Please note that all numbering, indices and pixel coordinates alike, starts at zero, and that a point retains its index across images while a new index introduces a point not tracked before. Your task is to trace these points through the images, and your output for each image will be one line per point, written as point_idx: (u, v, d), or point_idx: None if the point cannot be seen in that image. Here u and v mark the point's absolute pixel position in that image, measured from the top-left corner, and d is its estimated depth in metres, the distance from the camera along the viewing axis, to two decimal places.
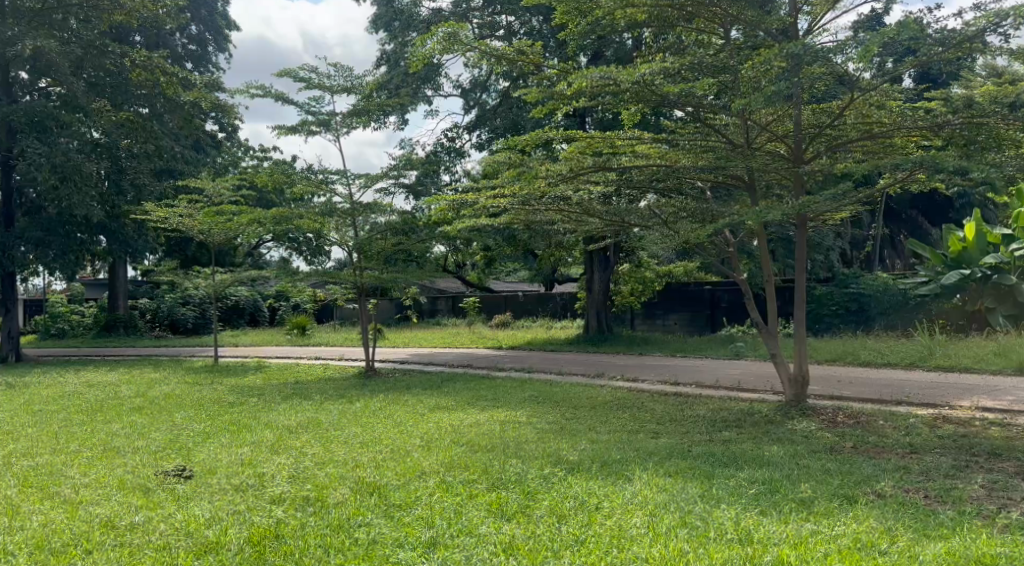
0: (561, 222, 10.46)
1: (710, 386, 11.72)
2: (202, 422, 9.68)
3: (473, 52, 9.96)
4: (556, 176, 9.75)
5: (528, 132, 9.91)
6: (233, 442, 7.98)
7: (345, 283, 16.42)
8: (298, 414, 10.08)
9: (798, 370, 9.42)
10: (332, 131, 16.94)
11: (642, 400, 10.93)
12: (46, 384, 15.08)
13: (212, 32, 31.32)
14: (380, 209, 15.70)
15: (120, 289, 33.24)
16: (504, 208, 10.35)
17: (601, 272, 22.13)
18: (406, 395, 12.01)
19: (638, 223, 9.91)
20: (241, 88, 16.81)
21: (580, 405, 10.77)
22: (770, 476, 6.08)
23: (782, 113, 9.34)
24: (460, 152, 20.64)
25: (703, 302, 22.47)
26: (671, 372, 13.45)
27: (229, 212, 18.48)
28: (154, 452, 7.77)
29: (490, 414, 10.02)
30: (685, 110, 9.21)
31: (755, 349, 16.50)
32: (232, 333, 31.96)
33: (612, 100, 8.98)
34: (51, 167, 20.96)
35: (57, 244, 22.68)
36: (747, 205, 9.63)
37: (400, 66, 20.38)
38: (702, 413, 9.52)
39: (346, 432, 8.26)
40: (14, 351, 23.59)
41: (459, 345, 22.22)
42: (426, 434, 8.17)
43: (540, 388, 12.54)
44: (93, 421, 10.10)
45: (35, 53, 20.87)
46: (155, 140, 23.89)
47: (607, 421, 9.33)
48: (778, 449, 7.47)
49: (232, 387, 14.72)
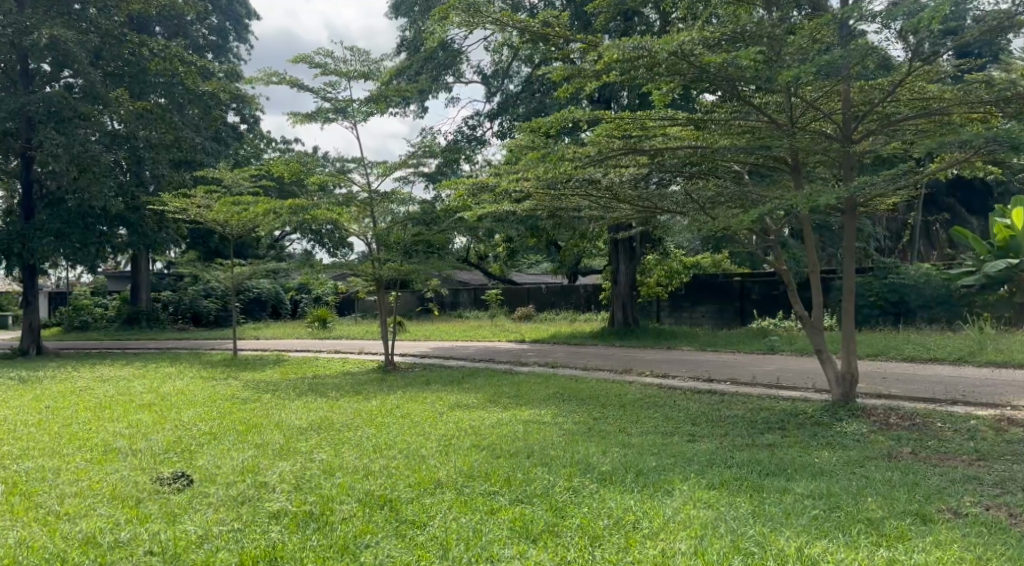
0: (588, 209, 9.85)
1: (745, 383, 11.05)
2: (209, 422, 9.16)
3: (493, 26, 9.26)
4: (584, 159, 9.14)
5: (553, 112, 9.25)
6: (238, 445, 7.45)
7: (364, 274, 15.90)
8: (312, 412, 9.56)
9: (846, 367, 8.73)
10: (349, 119, 16.41)
11: (674, 398, 10.27)
12: (58, 379, 14.66)
13: (231, 22, 30.94)
14: (399, 198, 15.16)
15: (142, 281, 33.02)
16: (528, 194, 9.76)
17: (627, 262, 21.11)
18: (425, 392, 11.43)
19: (671, 209, 9.25)
20: (257, 76, 16.35)
21: (608, 403, 10.14)
22: (829, 490, 5.43)
23: (830, 89, 8.62)
24: (482, 140, 20.04)
25: (732, 294, 21.69)
26: (704, 368, 12.77)
27: (246, 202, 18.03)
28: (153, 456, 7.27)
29: (512, 413, 9.43)
30: (725, 85, 8.52)
31: (792, 343, 15.76)
32: (254, 326, 31.67)
33: (646, 74, 8.30)
34: (70, 158, 20.63)
35: (76, 236, 21.98)
36: (790, 189, 8.94)
37: (421, 52, 19.78)
38: (741, 414, 8.87)
39: (358, 435, 7.71)
40: (35, 345, 23.16)
41: (480, 339, 21.66)
42: (444, 436, 7.61)
43: (565, 384, 11.91)
44: (99, 420, 9.62)
45: (52, 43, 20.53)
46: (174, 131, 23.52)
47: (638, 422, 8.69)
48: (831, 456, 6.80)
49: (248, 382, 14.22)
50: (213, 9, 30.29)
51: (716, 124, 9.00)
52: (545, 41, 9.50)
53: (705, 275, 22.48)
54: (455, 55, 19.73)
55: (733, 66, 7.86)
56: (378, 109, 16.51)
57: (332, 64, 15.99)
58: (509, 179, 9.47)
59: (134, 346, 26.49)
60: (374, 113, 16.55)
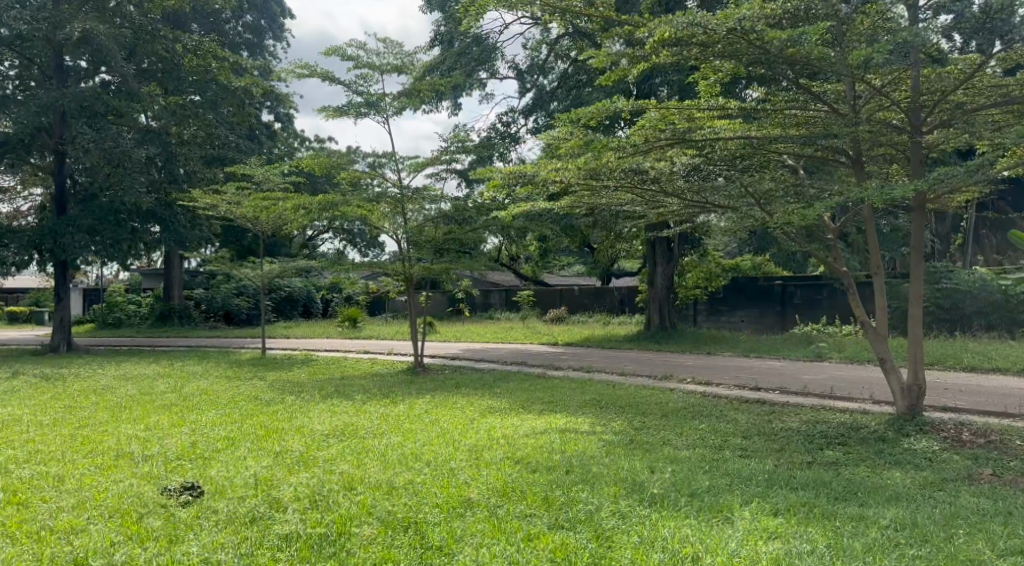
0: (631, 205, 9.23)
1: (795, 393, 10.37)
2: (229, 425, 8.71)
3: (532, 5, 8.71)
4: (629, 150, 8.53)
5: (595, 100, 8.67)
6: (254, 453, 6.98)
7: (394, 273, 15.44)
8: (336, 417, 9.07)
9: (912, 378, 8.04)
10: (382, 114, 15.94)
11: (721, 407, 9.63)
12: (84, 376, 14.39)
13: (266, 20, 30.37)
14: (430, 196, 14.65)
15: (175, 279, 32.98)
16: (567, 189, 9.16)
17: (665, 264, 20.39)
18: (454, 396, 10.91)
19: (723, 204, 8.60)
20: (287, 68, 15.98)
21: (649, 412, 9.54)
22: (914, 519, 4.78)
23: (899, 75, 7.93)
24: (515, 138, 19.48)
25: (772, 298, 20.90)
26: (750, 375, 12.07)
27: (276, 199, 17.66)
28: (166, 463, 6.83)
29: (547, 420, 8.86)
30: (783, 68, 7.88)
31: (841, 350, 14.99)
32: (285, 325, 31.46)
33: (700, 53, 7.67)
34: (101, 154, 20.44)
35: (109, 233, 21.70)
36: (852, 184, 8.26)
37: (455, 47, 19.28)
38: (797, 427, 8.21)
39: (383, 443, 7.20)
40: (67, 341, 23.02)
41: (512, 341, 21.12)
42: (474, 446, 7.05)
43: (602, 390, 11.31)
44: (117, 421, 9.23)
45: (86, 37, 20.36)
46: (207, 128, 23.30)
47: (684, 433, 8.07)
48: (902, 477, 6.15)
49: (275, 382, 13.80)
50: (249, 8, 29.73)
51: (771, 113, 8.37)
52: (589, 22, 8.91)
53: (745, 278, 21.68)
54: (492, 50, 19.14)
55: (796, 48, 7.22)
56: (410, 104, 16.01)
57: (365, 57, 15.53)
58: (547, 171, 8.88)
59: (164, 344, 26.41)
60: (406, 108, 16.05)
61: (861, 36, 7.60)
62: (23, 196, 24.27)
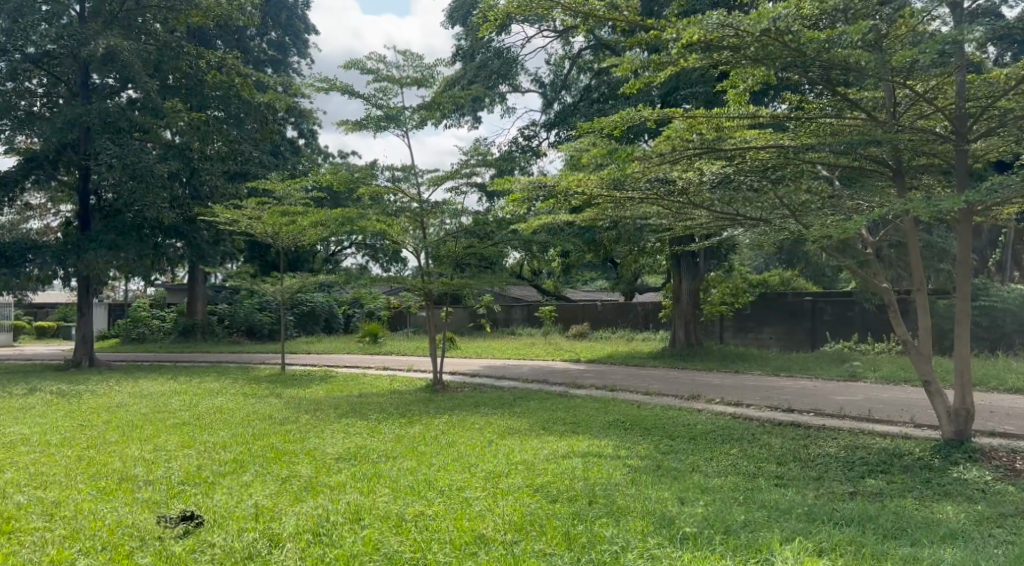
0: (656, 217, 8.82)
1: (831, 416, 9.88)
2: (238, 447, 8.38)
3: (554, 9, 8.40)
4: (655, 159, 8.13)
5: (618, 110, 8.30)
6: (260, 478, 6.64)
7: (413, 289, 15.10)
8: (348, 438, 8.71)
9: (959, 401, 7.55)
10: (402, 128, 15.66)
11: (752, 431, 9.17)
12: (100, 393, 14.15)
13: (290, 37, 30.35)
14: (450, 209, 14.31)
15: (198, 294, 32.98)
16: (590, 201, 8.77)
17: (690, 280, 19.87)
18: (474, 416, 10.51)
19: (754, 218, 8.18)
20: (306, 81, 15.80)
21: (676, 434, 9.10)
22: (974, 562, 4.34)
23: (942, 80, 7.51)
24: (537, 152, 19.14)
25: (802, 314, 20.33)
26: (781, 396, 11.58)
27: (295, 214, 17.44)
28: (169, 488, 6.50)
29: (569, 443, 8.45)
30: (818, 73, 7.50)
31: (876, 370, 14.43)
32: (306, 340, 31.26)
33: (731, 56, 7.32)
34: (123, 168, 20.38)
35: (131, 248, 21.38)
36: (891, 196, 7.83)
37: (477, 60, 18.99)
38: (836, 455, 7.75)
39: (395, 468, 6.85)
40: (88, 357, 22.92)
41: (535, 357, 20.71)
42: (491, 472, 6.67)
43: (627, 411, 10.87)
44: (126, 441, 8.93)
45: (111, 52, 20.37)
46: (229, 144, 23.23)
47: (714, 459, 7.63)
48: (954, 511, 5.68)
49: (292, 400, 13.50)
50: (274, 24, 29.75)
51: (805, 121, 7.95)
52: (614, 26, 8.57)
53: (773, 294, 21.13)
54: (513, 62, 18.85)
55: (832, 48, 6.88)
56: (431, 117, 15.72)
57: (385, 70, 15.28)
58: (568, 182, 8.49)
59: (185, 359, 26.28)
60: (427, 121, 15.76)
61: (904, 37, 7.20)
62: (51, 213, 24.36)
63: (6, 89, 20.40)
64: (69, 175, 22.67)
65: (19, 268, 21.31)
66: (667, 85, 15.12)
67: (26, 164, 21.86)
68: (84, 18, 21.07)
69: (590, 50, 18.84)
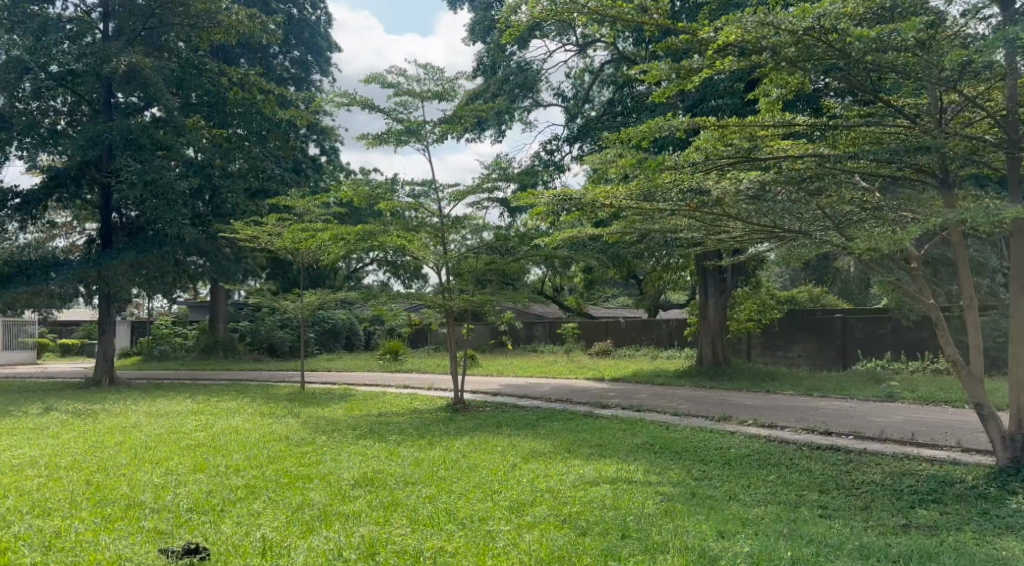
0: (687, 231, 8.41)
1: (871, 440, 9.41)
2: (250, 471, 8.03)
3: (578, 14, 8.07)
4: (687, 169, 7.74)
5: (646, 120, 7.95)
6: (270, 506, 6.30)
7: (434, 307, 14.75)
8: (366, 462, 8.35)
9: (1015, 426, 7.11)
10: (422, 142, 15.38)
11: (791, 456, 8.72)
12: (116, 412, 13.91)
13: (313, 55, 30.23)
14: (472, 225, 14.02)
15: (220, 311, 32.83)
16: (617, 213, 8.38)
17: (716, 296, 19.36)
18: (496, 437, 10.12)
19: (792, 231, 7.77)
20: (326, 95, 15.60)
21: (710, 459, 8.66)
22: None
23: (993, 84, 7.13)
24: (560, 166, 18.81)
25: (832, 332, 19.75)
26: (817, 418, 11.09)
27: (314, 230, 17.18)
28: (175, 516, 6.17)
29: (597, 468, 8.04)
30: (860, 78, 7.18)
31: (914, 390, 13.87)
32: (327, 358, 31.00)
33: (772, 57, 6.99)
34: (145, 184, 20.22)
35: (152, 266, 21.13)
36: (938, 207, 7.42)
37: (500, 74, 18.70)
38: (884, 486, 7.29)
39: (413, 496, 6.47)
40: (108, 375, 22.77)
41: (557, 375, 20.26)
42: (515, 501, 6.28)
43: (656, 433, 10.43)
44: (134, 465, 8.59)
45: (133, 70, 20.35)
46: (251, 161, 23.14)
47: (754, 489, 7.21)
48: (1020, 547, 5.22)
49: (310, 420, 13.17)
50: (296, 42, 29.64)
51: (842, 129, 7.57)
52: (644, 31, 8.24)
53: (801, 311, 20.58)
54: (536, 76, 18.53)
55: (878, 42, 6.58)
56: (452, 131, 15.41)
57: (405, 84, 15.01)
58: (595, 194, 8.09)
59: (206, 377, 26.08)
60: (448, 135, 15.45)
61: (956, 38, 6.83)
62: (77, 231, 24.54)
63: (30, 108, 20.16)
64: (93, 194, 22.61)
65: (42, 287, 20.86)
66: (695, 97, 14.71)
67: (49, 183, 21.84)
68: (108, 37, 21.04)
69: (614, 63, 18.48)
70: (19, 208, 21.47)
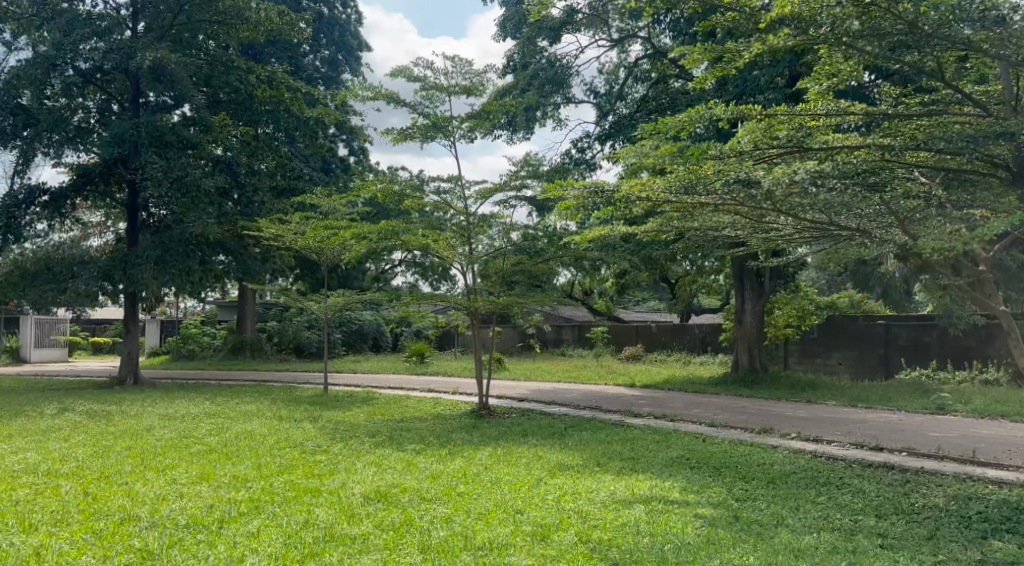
0: (732, 228, 7.76)
1: (926, 460, 8.70)
2: (256, 483, 7.50)
3: None
4: (733, 158, 7.07)
5: (687, 108, 7.33)
6: (271, 523, 5.78)
7: (460, 309, 14.16)
8: (381, 474, 7.78)
9: None
10: (449, 138, 14.81)
11: (842, 476, 8.03)
12: (132, 414, 13.52)
13: (343, 54, 29.74)
14: (500, 224, 13.40)
15: (248, 313, 32.53)
16: (656, 208, 7.74)
17: (754, 300, 18.53)
18: (521, 448, 9.50)
19: (847, 230, 7.11)
20: (351, 89, 15.12)
21: (754, 476, 7.98)
22: None
23: None
24: (590, 164, 18.22)
25: (874, 339, 18.83)
26: (866, 433, 10.34)
27: (338, 229, 16.68)
28: (170, 533, 5.67)
29: (629, 484, 7.42)
30: (925, 59, 6.52)
31: (968, 403, 13.03)
32: (353, 359, 30.59)
33: (830, 32, 6.34)
34: (170, 182, 19.80)
35: (176, 265, 20.49)
36: (1011, 205, 6.72)
37: (531, 69, 18.03)
38: (950, 513, 6.60)
39: (427, 515, 5.91)
40: (132, 375, 22.49)
41: (586, 380, 19.59)
42: (540, 524, 5.70)
43: (694, 445, 9.76)
44: (138, 473, 8.10)
45: (160, 68, 20.03)
46: (279, 160, 22.79)
47: (804, 513, 6.54)
48: None
49: (329, 425, 12.69)
50: (327, 41, 29.18)
51: (902, 120, 6.90)
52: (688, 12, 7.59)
53: (842, 317, 19.69)
54: (567, 71, 17.96)
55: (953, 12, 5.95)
56: (480, 126, 14.82)
57: (432, 78, 14.45)
58: (631, 186, 7.45)
59: (231, 377, 25.79)
60: (476, 132, 14.87)
61: None
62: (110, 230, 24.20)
63: (58, 105, 19.92)
64: (121, 192, 22.48)
65: (68, 284, 20.53)
66: (733, 91, 14.03)
67: (78, 181, 21.65)
68: (137, 35, 20.76)
69: (649, 59, 17.80)
70: (47, 205, 21.22)
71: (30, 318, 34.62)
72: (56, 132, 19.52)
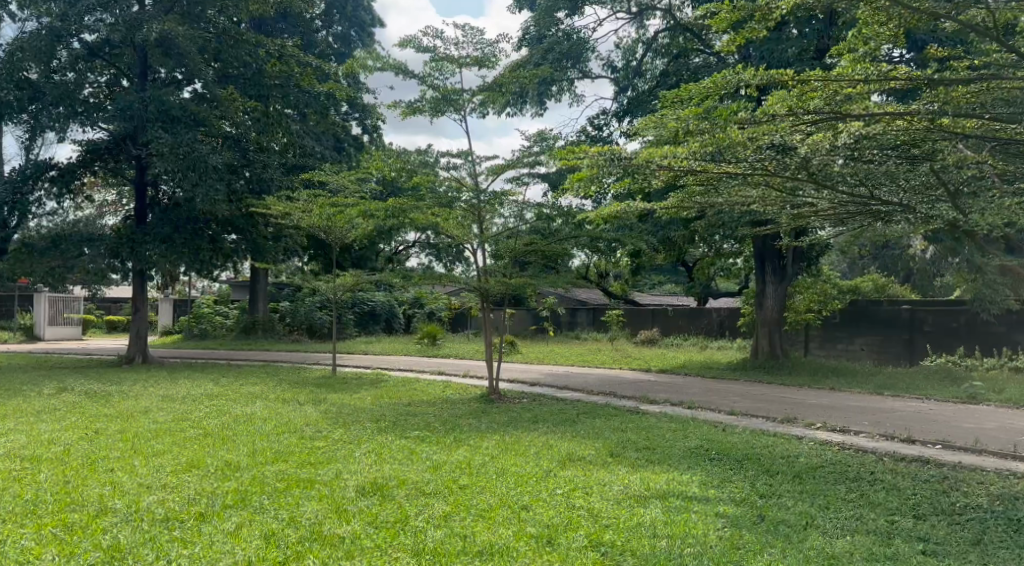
0: (759, 204, 7.21)
1: (961, 454, 8.15)
2: (246, 472, 7.04)
3: None
4: (766, 122, 6.52)
5: (714, 72, 6.73)
6: (252, 519, 5.30)
7: (470, 290, 13.63)
8: (380, 464, 7.30)
9: None
10: (459, 112, 14.21)
11: (875, 470, 7.47)
12: (131, 395, 13.10)
13: (356, 30, 29.11)
14: (514, 201, 12.83)
15: (259, 292, 32.17)
16: (677, 180, 7.15)
17: (776, 282, 17.87)
18: (531, 436, 8.99)
19: (882, 204, 6.58)
20: (359, 60, 14.54)
21: (780, 470, 7.44)
22: None
23: None
24: (606, 141, 17.62)
25: (898, 324, 18.16)
26: (897, 424, 9.77)
27: (345, 207, 16.19)
28: (145, 529, 5.20)
29: (644, 477, 6.90)
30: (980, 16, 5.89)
31: (1000, 392, 12.40)
32: (364, 340, 30.22)
33: None
34: (176, 159, 19.06)
35: (183, 243, 20.08)
36: None
37: (547, 43, 17.36)
38: (996, 514, 6.04)
39: (424, 513, 5.41)
40: (140, 353, 22.19)
41: (601, 364, 19.07)
42: (548, 525, 5.20)
43: (715, 435, 9.22)
44: (126, 460, 7.66)
45: (167, 41, 19.40)
46: (290, 136, 22.25)
47: (835, 514, 5.99)
48: None
49: (332, 409, 12.24)
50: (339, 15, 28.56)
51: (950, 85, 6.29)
52: None
53: (865, 301, 18.99)
54: (582, 45, 17.32)
55: None
56: (492, 100, 14.20)
57: (443, 48, 13.85)
58: (652, 153, 6.87)
59: (240, 358, 25.48)
60: (488, 105, 14.26)
61: None
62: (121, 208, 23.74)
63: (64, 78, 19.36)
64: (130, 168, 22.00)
65: (74, 261, 20.14)
66: (759, 63, 13.32)
67: (87, 155, 21.03)
68: (144, 6, 20.14)
69: (669, 32, 17.07)
70: (55, 180, 20.67)
71: (42, 296, 34.40)
72: (61, 105, 18.99)
